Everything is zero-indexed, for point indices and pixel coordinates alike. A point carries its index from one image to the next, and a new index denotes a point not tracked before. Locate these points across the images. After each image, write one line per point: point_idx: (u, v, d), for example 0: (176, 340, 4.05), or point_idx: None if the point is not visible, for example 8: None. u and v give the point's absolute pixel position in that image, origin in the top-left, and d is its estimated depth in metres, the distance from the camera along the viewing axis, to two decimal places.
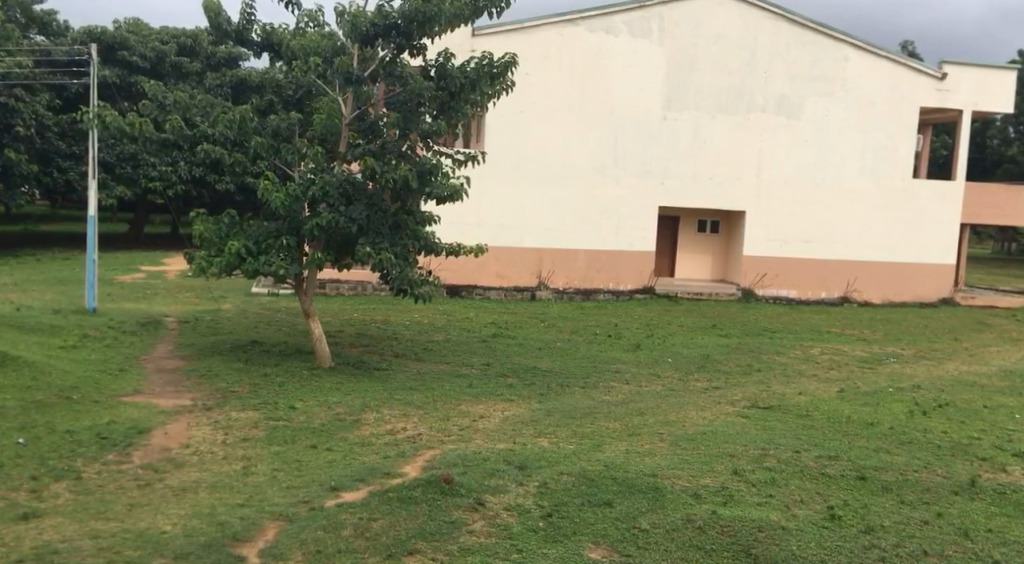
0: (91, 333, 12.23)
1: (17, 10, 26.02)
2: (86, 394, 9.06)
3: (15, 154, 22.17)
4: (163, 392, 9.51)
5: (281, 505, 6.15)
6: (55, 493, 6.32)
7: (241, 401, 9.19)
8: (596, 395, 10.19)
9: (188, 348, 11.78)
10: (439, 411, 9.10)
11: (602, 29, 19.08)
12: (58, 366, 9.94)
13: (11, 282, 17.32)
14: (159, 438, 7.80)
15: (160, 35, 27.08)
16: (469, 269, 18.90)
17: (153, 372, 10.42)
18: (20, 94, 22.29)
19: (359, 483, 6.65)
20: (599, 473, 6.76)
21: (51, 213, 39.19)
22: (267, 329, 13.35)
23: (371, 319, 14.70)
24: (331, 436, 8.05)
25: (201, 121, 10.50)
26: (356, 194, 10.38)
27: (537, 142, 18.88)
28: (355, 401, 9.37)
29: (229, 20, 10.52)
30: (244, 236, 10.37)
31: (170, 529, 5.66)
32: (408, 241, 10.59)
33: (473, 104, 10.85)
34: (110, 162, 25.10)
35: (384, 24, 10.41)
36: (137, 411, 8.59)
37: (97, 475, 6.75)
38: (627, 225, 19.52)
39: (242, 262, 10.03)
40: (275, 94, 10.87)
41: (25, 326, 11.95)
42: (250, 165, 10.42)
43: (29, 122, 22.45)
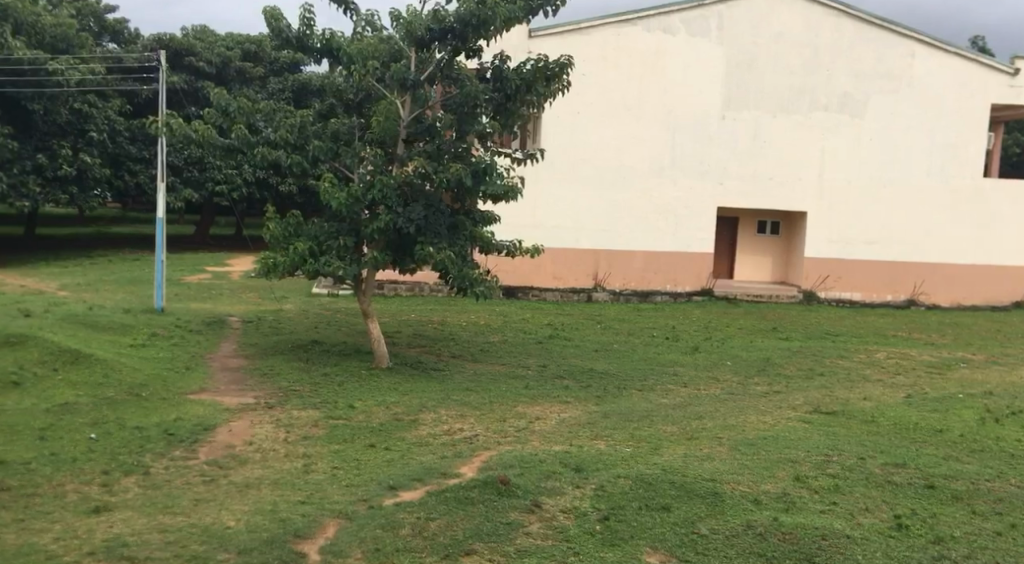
0: (158, 332, 12.55)
1: (92, 19, 27.01)
2: (156, 391, 9.34)
3: (89, 157, 22.63)
4: (228, 390, 9.74)
5: (341, 503, 6.24)
6: (124, 487, 6.52)
7: (302, 400, 9.34)
8: (653, 398, 10.09)
9: (251, 347, 12.04)
10: (495, 412, 9.13)
11: (660, 28, 18.91)
12: (129, 364, 10.25)
13: (84, 283, 17.89)
14: (223, 435, 7.99)
15: (226, 41, 27.74)
16: (525, 270, 18.86)
17: (218, 370, 10.68)
18: (93, 100, 22.94)
19: (417, 483, 6.70)
20: (656, 477, 6.69)
21: (120, 215, 40.56)
22: (327, 329, 13.56)
23: (429, 320, 14.80)
24: (388, 436, 8.13)
25: (264, 127, 10.75)
26: (414, 195, 10.50)
27: (593, 144, 18.79)
28: (412, 401, 9.47)
29: (289, 27, 10.75)
30: (307, 237, 10.58)
31: (233, 524, 5.79)
32: (466, 241, 10.69)
33: (529, 105, 10.93)
34: (178, 167, 25.79)
35: (439, 28, 10.46)
36: (203, 409, 8.80)
37: (165, 471, 6.94)
38: (684, 226, 19.32)
39: (304, 262, 10.25)
40: (335, 98, 11.04)
41: (96, 325, 12.34)
42: (311, 169, 10.63)
43: (102, 127, 23.10)
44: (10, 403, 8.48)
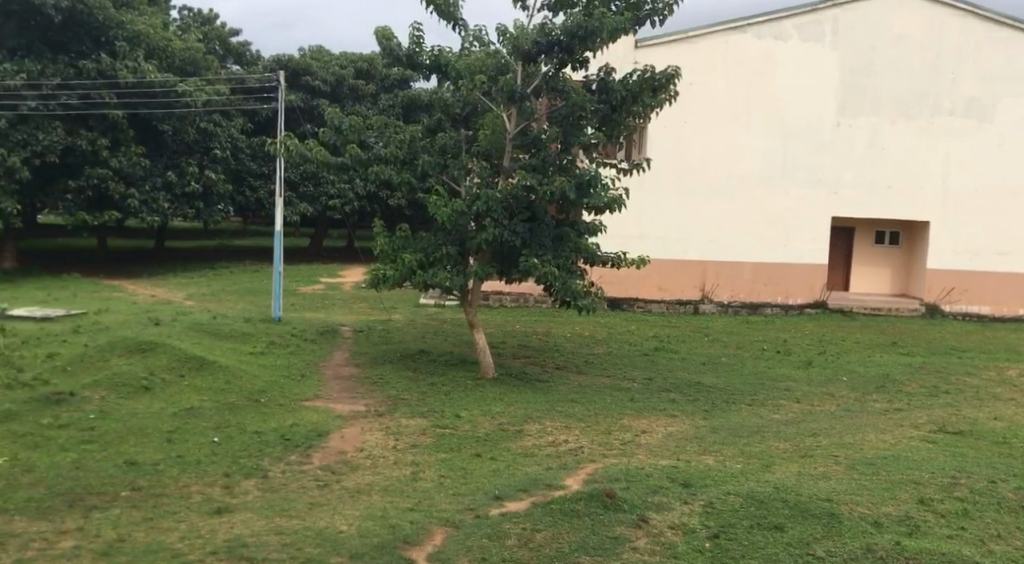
0: (275, 340, 13.06)
1: (217, 43, 28.58)
2: (273, 397, 9.73)
3: (214, 174, 23.72)
4: (340, 397, 10.03)
5: (449, 511, 6.32)
6: (244, 489, 6.82)
7: (411, 408, 9.53)
8: (764, 413, 9.80)
9: (362, 356, 12.39)
10: (601, 424, 9.07)
11: (771, 35, 18.44)
12: (249, 371, 10.72)
13: (208, 293, 18.84)
14: (336, 441, 8.23)
15: (340, 61, 28.79)
16: (631, 282, 18.66)
17: (330, 378, 11.03)
18: (218, 120, 24.16)
19: (523, 493, 6.72)
20: (768, 495, 6.49)
21: (241, 229, 42.57)
22: (435, 339, 13.80)
23: (534, 331, 14.85)
24: (494, 445, 8.19)
25: (375, 143, 11.07)
26: (519, 208, 10.57)
27: (701, 154, 18.46)
28: (517, 411, 9.51)
29: (399, 46, 11.06)
30: (415, 249, 10.80)
31: (345, 529, 5.95)
32: (571, 253, 10.68)
33: (636, 116, 10.83)
34: (295, 182, 26.88)
35: (546, 41, 10.54)
36: (317, 415, 9.11)
37: (281, 474, 7.22)
38: (796, 237, 18.74)
39: (412, 274, 10.48)
40: (443, 112, 11.25)
41: (220, 333, 12.97)
42: (419, 183, 10.88)
43: (225, 145, 24.25)
44: (142, 407, 9.01)
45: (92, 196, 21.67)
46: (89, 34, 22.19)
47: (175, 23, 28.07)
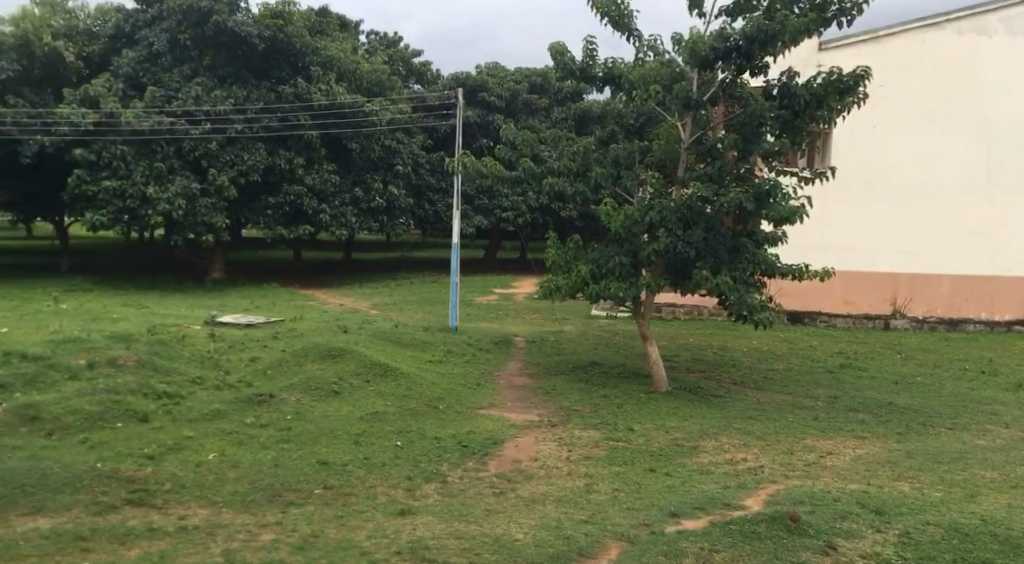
0: (452, 349, 13.47)
1: (401, 64, 30.11)
2: (451, 404, 10.04)
3: (397, 190, 24.92)
4: (514, 406, 10.20)
5: (623, 526, 6.23)
6: (425, 493, 7.07)
7: (583, 420, 9.52)
8: (966, 439, 9.00)
9: (535, 366, 12.53)
10: (782, 443, 8.66)
11: (974, 30, 17.06)
12: (428, 378, 11.12)
13: (390, 302, 19.75)
14: (511, 450, 8.36)
15: (515, 76, 29.47)
16: (814, 294, 17.72)
17: (505, 387, 11.23)
18: (400, 137, 25.37)
19: (700, 511, 6.53)
20: (974, 528, 5.94)
21: (419, 241, 44.41)
22: (607, 351, 13.74)
23: (709, 345, 14.46)
24: (670, 461, 8.02)
25: (548, 156, 11.22)
26: (695, 218, 10.33)
27: (893, 160, 17.30)
28: (693, 426, 9.27)
29: (574, 59, 11.12)
30: (587, 261, 10.80)
31: (521, 537, 6.01)
32: (748, 265, 10.28)
33: (820, 120, 10.29)
34: (471, 196, 27.71)
35: (724, 47, 10.22)
36: (492, 423, 9.29)
37: (459, 480, 7.42)
38: (1004, 249, 17.22)
39: (585, 286, 10.48)
40: (616, 124, 11.20)
41: (401, 341, 13.55)
42: (592, 195, 10.90)
43: (407, 161, 25.42)
44: (333, 409, 9.59)
45: (289, 211, 23.17)
46: (288, 60, 23.69)
47: (362, 47, 29.81)
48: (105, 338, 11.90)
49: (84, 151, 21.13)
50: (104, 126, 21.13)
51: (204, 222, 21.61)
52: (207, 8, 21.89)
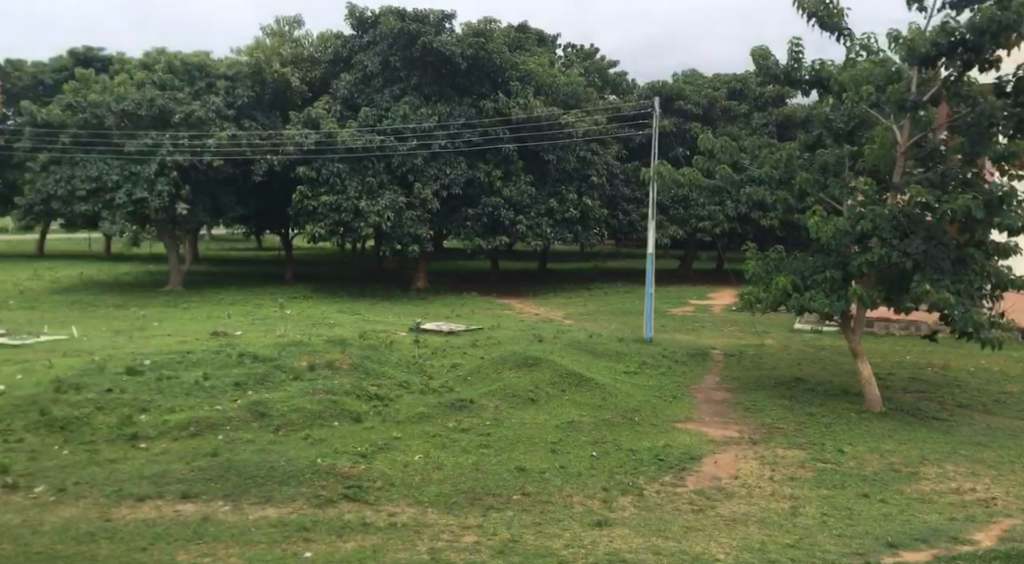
0: (647, 361, 13.33)
1: (597, 75, 30.54)
2: (646, 417, 9.97)
3: (591, 201, 25.07)
4: (712, 422, 9.94)
5: (834, 553, 5.88)
6: (622, 505, 7.07)
7: (787, 439, 9.10)
8: None
9: (734, 381, 12.13)
10: (1018, 474, 7.83)
11: None
12: (624, 390, 11.11)
13: (584, 312, 19.91)
14: (709, 466, 8.16)
15: (713, 83, 28.88)
16: None
17: (702, 401, 10.95)
18: (596, 148, 25.57)
19: (921, 543, 6.05)
20: None
21: (613, 252, 44.42)
22: (813, 367, 13.06)
23: (928, 364, 13.37)
24: (884, 486, 7.49)
25: (750, 164, 10.92)
26: (913, 227, 9.62)
27: None
28: (911, 451, 8.60)
29: (777, 64, 10.62)
30: (791, 271, 10.33)
31: (722, 557, 5.83)
32: (974, 278, 9.45)
33: None
34: (666, 205, 27.39)
35: (948, 43, 9.31)
36: (690, 438, 9.11)
37: (656, 494, 7.35)
38: None
39: (788, 298, 9.98)
40: (824, 128, 10.72)
41: (596, 351, 13.60)
42: (797, 203, 10.44)
43: (601, 171, 25.54)
44: (530, 417, 9.82)
45: (488, 222, 23.76)
46: (489, 77, 24.71)
47: (560, 60, 30.47)
48: (323, 342, 12.85)
49: (307, 168, 22.72)
50: (324, 146, 22.72)
51: (410, 234, 22.65)
52: (416, 30, 23.14)
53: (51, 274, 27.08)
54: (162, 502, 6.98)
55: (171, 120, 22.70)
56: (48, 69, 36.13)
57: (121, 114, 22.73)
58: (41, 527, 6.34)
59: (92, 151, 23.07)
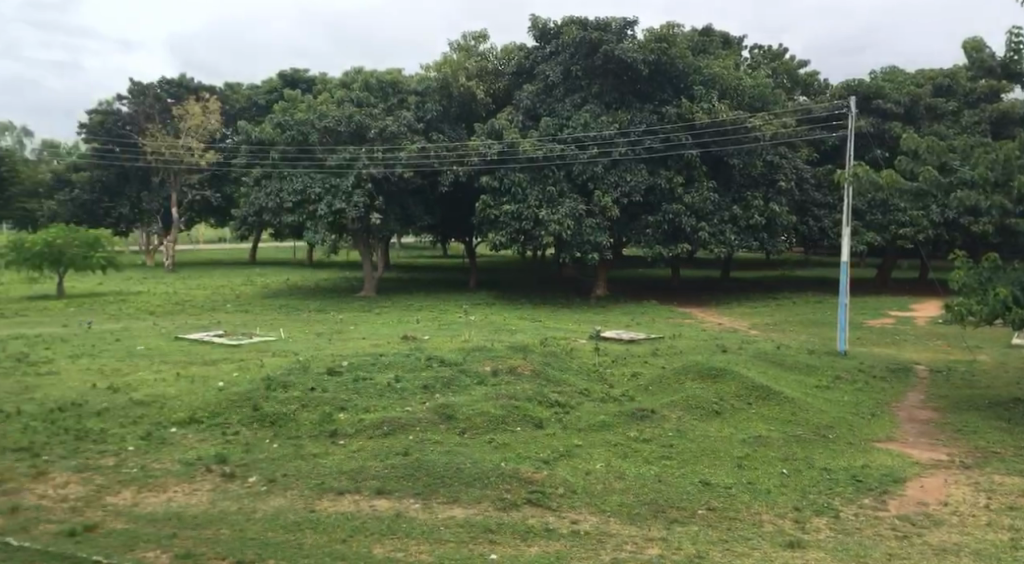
0: (841, 375, 12.57)
1: (786, 76, 29.76)
2: (842, 435, 9.45)
3: (779, 207, 24.12)
4: (917, 443, 9.25)
5: None
6: (816, 527, 6.73)
7: (1005, 465, 8.31)
8: None
9: (942, 399, 11.22)
10: None
11: None
12: (817, 405, 10.58)
13: (771, 322, 19.14)
14: (915, 490, 7.61)
15: (915, 80, 27.13)
16: None
17: (905, 421, 10.21)
18: (784, 152, 24.64)
19: None
20: None
21: (802, 260, 42.43)
22: None
23: None
24: None
25: (959, 166, 10.16)
26: None
27: None
28: None
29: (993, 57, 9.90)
30: (1008, 282, 9.44)
31: None
32: None
33: None
34: (862, 211, 25.87)
35: None
36: (891, 459, 8.54)
37: (854, 517, 6.94)
38: None
39: (1006, 311, 9.14)
40: None
41: (785, 364, 13.02)
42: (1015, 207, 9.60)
43: (790, 177, 24.58)
44: (715, 429, 9.57)
45: (669, 230, 23.35)
46: (671, 82, 24.55)
47: (747, 63, 29.78)
48: (505, 348, 13.13)
49: (489, 179, 23.31)
50: (506, 156, 23.22)
51: (589, 242, 22.57)
52: (598, 38, 23.17)
53: (261, 280, 29.46)
54: (359, 497, 7.39)
55: (367, 134, 24.18)
56: (261, 92, 39.42)
57: (323, 130, 24.49)
58: (254, 514, 6.89)
59: (297, 166, 24.93)
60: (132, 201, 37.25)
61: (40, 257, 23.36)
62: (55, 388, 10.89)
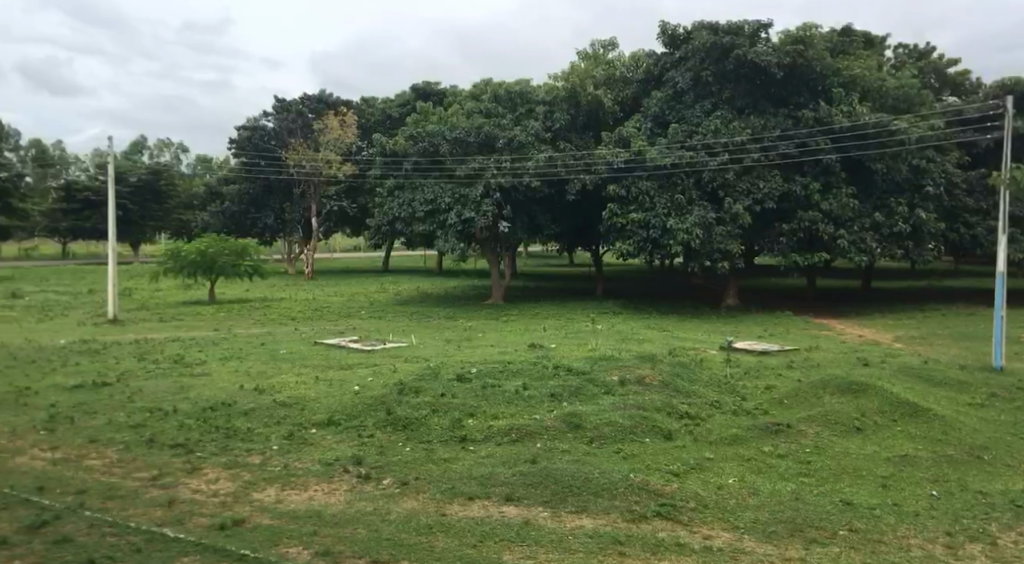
0: (998, 393, 11.68)
1: (934, 75, 28.58)
2: (999, 456, 8.82)
3: (925, 213, 22.81)
4: None
5: None
6: (971, 554, 6.32)
7: None
8: None
9: None
10: None
11: None
12: (970, 424, 9.91)
13: (917, 335, 18.10)
14: None
15: None
16: None
17: None
18: (931, 156, 23.45)
19: None
20: None
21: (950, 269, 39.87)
22: None
23: None
24: None
25: None
26: None
27: None
28: None
29: None
30: None
31: None
32: None
33: None
34: (1019, 216, 24.14)
35: None
36: None
37: (1014, 546, 6.47)
38: None
39: None
40: None
41: (934, 380, 12.27)
42: None
43: (938, 182, 23.26)
44: (857, 447, 9.12)
45: (804, 238, 22.41)
46: (807, 85, 23.70)
47: (890, 62, 28.58)
48: (634, 357, 12.97)
49: (616, 187, 23.13)
50: (634, 164, 23.03)
51: (719, 250, 21.89)
52: (729, 43, 22.62)
53: (392, 288, 30.36)
54: (489, 503, 7.46)
55: (496, 144, 24.64)
56: (394, 105, 40.75)
57: (454, 141, 25.09)
58: (389, 515, 7.09)
59: (428, 176, 25.58)
60: (277, 211, 39.58)
61: (193, 265, 24.97)
62: (207, 387, 11.60)
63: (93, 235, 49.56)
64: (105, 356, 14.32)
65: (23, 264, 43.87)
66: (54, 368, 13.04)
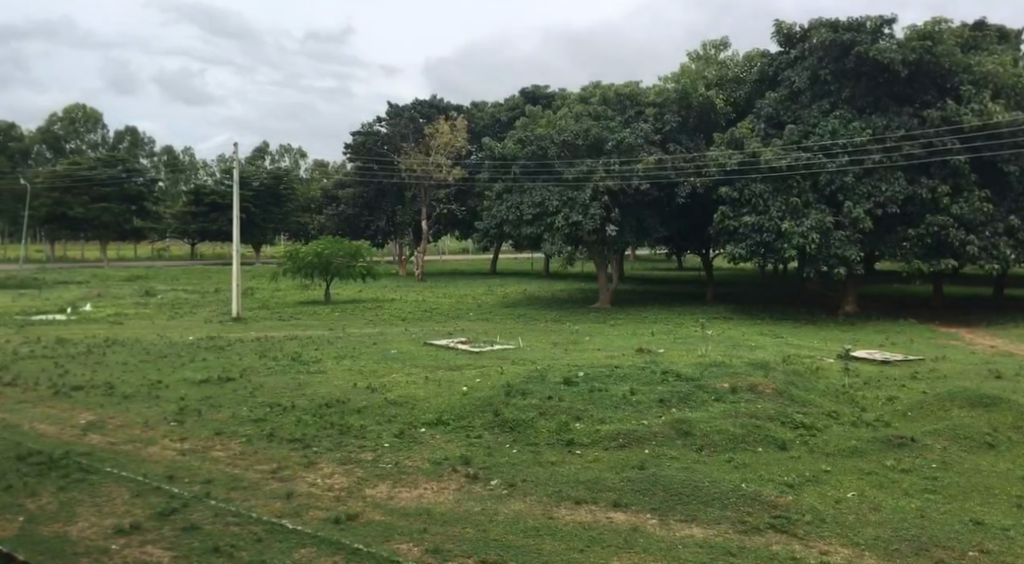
0: None
1: None
2: None
3: None
4: None
5: None
6: None
7: None
8: None
9: None
10: None
11: None
12: None
13: None
14: None
15: None
16: None
17: None
18: None
19: None
20: None
21: None
22: None
23: None
24: None
25: None
26: None
27: None
28: None
29: None
30: None
31: None
32: None
33: None
34: None
35: None
36: None
37: None
38: None
39: None
40: None
41: None
42: None
43: None
44: (988, 463, 8.59)
45: (931, 243, 21.22)
46: (935, 83, 22.69)
47: None
48: (746, 364, 12.62)
49: (728, 190, 22.62)
50: (747, 166, 22.49)
51: (837, 255, 20.96)
52: (849, 40, 21.81)
53: (500, 290, 30.63)
54: (596, 508, 7.40)
55: (604, 147, 24.63)
56: (504, 109, 41.26)
57: (562, 144, 25.20)
58: (497, 516, 7.13)
59: (536, 180, 25.73)
60: (389, 215, 40.65)
61: (311, 266, 25.90)
62: (323, 385, 11.99)
63: (218, 236, 52.03)
64: (229, 352, 14.99)
65: (154, 265, 46.74)
66: (184, 363, 13.78)
